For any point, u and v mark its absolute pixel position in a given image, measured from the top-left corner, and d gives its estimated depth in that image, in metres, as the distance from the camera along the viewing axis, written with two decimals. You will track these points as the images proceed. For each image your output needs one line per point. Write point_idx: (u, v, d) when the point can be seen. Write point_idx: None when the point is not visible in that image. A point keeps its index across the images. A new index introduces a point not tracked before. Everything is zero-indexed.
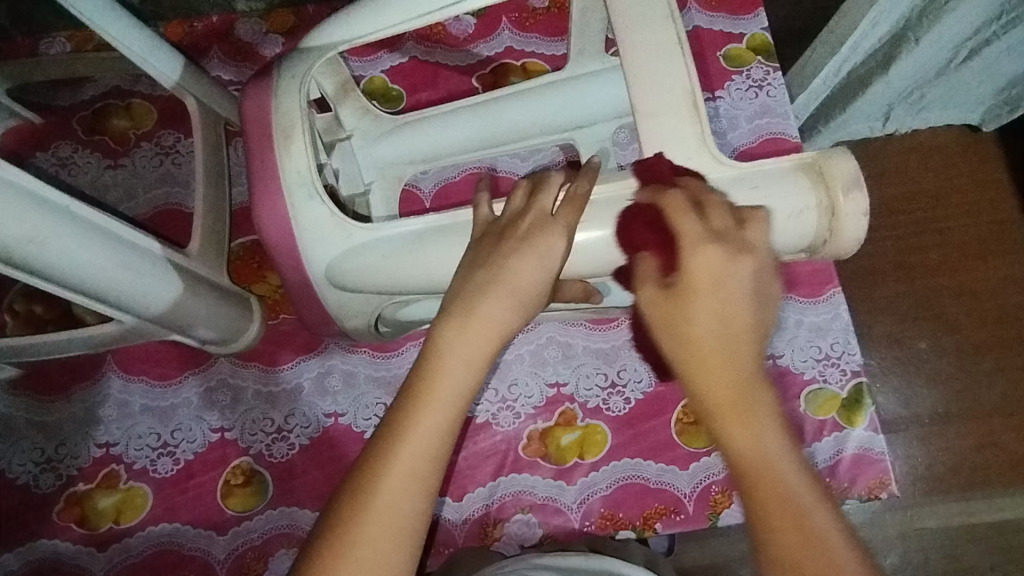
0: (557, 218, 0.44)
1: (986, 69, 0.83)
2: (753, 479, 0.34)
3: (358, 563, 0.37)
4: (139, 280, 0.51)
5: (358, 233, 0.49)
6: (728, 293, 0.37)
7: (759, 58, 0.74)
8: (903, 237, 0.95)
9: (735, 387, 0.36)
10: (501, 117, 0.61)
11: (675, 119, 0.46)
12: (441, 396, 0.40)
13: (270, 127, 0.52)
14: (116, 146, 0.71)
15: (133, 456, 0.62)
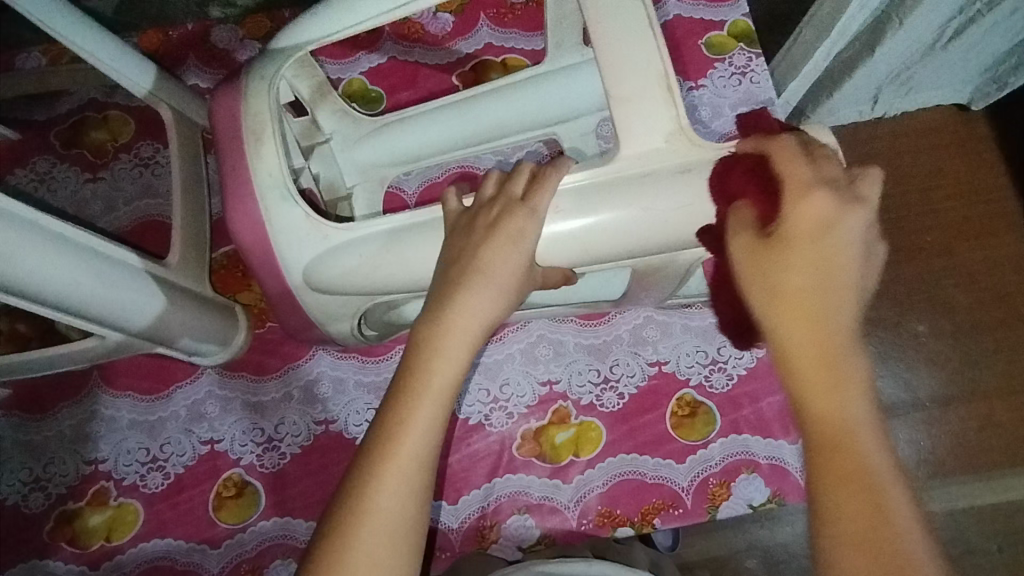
0: (526, 202, 0.45)
1: (973, 47, 0.82)
2: (830, 442, 0.34)
3: (358, 564, 0.38)
4: (118, 294, 0.50)
5: (335, 236, 0.49)
6: (834, 242, 0.37)
7: (741, 44, 0.73)
8: (898, 220, 0.94)
9: (826, 346, 0.35)
10: (481, 115, 0.60)
11: (650, 104, 0.45)
12: (425, 392, 0.41)
13: (244, 132, 0.51)
14: (95, 159, 0.70)
15: (122, 473, 0.61)
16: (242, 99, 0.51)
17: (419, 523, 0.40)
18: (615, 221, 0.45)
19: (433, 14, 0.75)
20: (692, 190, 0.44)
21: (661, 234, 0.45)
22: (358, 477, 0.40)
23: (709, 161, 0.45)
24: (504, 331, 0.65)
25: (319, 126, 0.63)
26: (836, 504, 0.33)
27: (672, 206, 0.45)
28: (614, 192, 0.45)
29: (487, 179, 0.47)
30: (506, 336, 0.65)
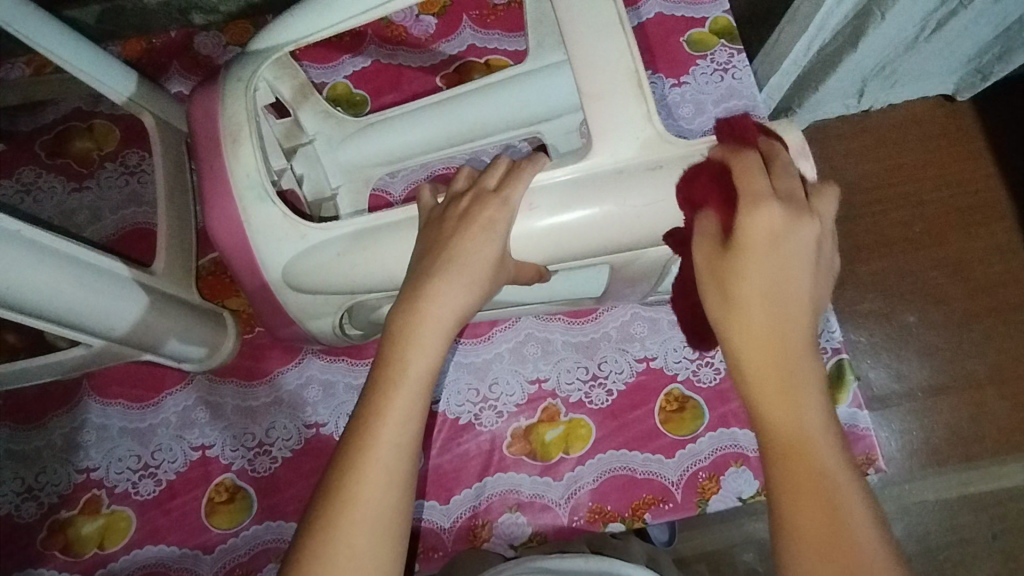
0: (498, 193, 0.46)
1: (956, 38, 0.83)
2: (785, 449, 0.36)
3: (341, 556, 0.38)
4: (102, 301, 0.50)
5: (313, 233, 0.49)
6: (784, 254, 0.37)
7: (722, 41, 0.73)
8: (884, 212, 0.95)
9: (781, 358, 0.37)
10: (464, 115, 0.61)
11: (619, 99, 0.46)
12: (402, 381, 0.42)
13: (225, 138, 0.51)
14: (80, 168, 0.70)
15: (114, 480, 0.62)
16: (222, 106, 0.52)
17: (402, 512, 0.40)
18: (591, 215, 0.46)
19: (416, 17, 0.75)
20: (665, 184, 0.45)
21: (639, 229, 0.46)
22: (340, 469, 0.40)
23: (681, 156, 0.46)
24: (493, 330, 0.66)
25: (302, 127, 0.63)
26: (792, 511, 0.35)
27: (648, 200, 0.45)
28: (590, 186, 0.46)
29: (460, 173, 0.49)
30: (494, 336, 0.66)
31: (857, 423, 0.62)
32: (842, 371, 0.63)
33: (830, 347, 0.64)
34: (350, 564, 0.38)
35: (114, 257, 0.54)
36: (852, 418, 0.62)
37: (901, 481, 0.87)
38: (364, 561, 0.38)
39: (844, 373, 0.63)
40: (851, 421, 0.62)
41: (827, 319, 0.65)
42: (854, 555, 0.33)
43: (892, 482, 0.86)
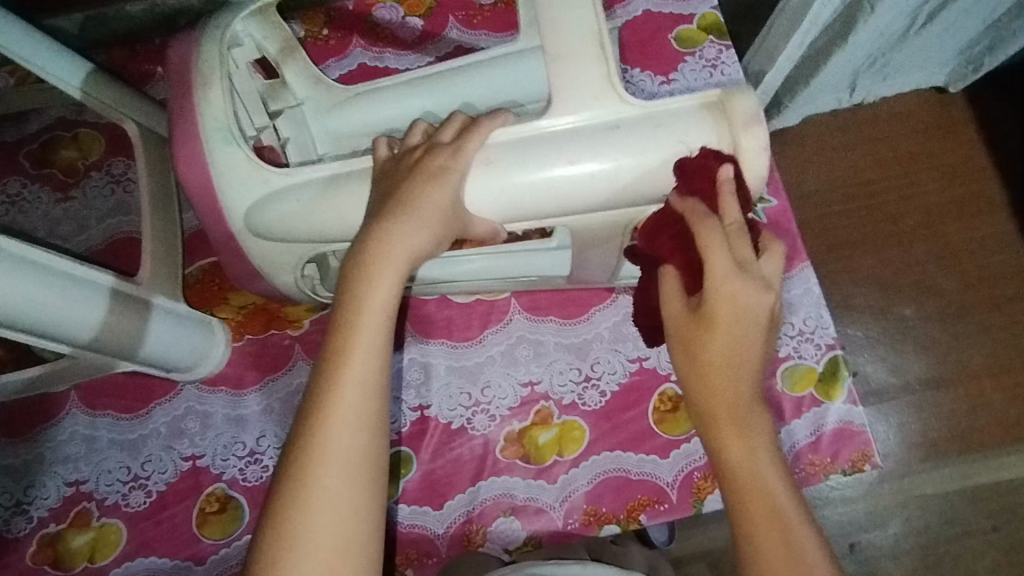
0: (454, 146, 0.46)
1: (947, 31, 0.83)
2: (745, 493, 0.41)
3: (315, 497, 0.39)
4: (76, 311, 0.50)
5: (275, 178, 0.48)
6: (744, 326, 0.41)
7: (711, 37, 0.73)
8: (876, 203, 0.95)
9: (739, 407, 0.42)
10: (458, 89, 0.58)
11: (581, 59, 0.46)
12: (363, 312, 0.42)
13: (202, 136, 0.49)
14: (66, 178, 0.70)
15: (103, 492, 0.61)
16: (197, 109, 0.49)
17: (379, 450, 0.41)
18: (551, 174, 0.45)
19: (402, 19, 0.75)
20: (621, 144, 0.45)
21: (595, 192, 0.46)
22: (309, 410, 0.41)
23: (640, 118, 0.45)
24: (484, 332, 0.65)
25: (288, 87, 0.60)
26: (755, 553, 0.41)
27: (604, 164, 0.45)
28: (549, 145, 0.45)
29: (416, 128, 0.49)
30: (486, 338, 0.65)
31: (853, 419, 0.61)
32: (837, 367, 0.63)
33: (823, 344, 0.64)
34: (327, 505, 0.39)
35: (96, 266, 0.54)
36: (847, 415, 0.61)
37: (901, 475, 0.86)
38: (341, 501, 0.39)
39: (838, 369, 0.63)
40: (847, 417, 0.61)
41: (821, 314, 0.64)
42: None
43: (891, 476, 0.86)
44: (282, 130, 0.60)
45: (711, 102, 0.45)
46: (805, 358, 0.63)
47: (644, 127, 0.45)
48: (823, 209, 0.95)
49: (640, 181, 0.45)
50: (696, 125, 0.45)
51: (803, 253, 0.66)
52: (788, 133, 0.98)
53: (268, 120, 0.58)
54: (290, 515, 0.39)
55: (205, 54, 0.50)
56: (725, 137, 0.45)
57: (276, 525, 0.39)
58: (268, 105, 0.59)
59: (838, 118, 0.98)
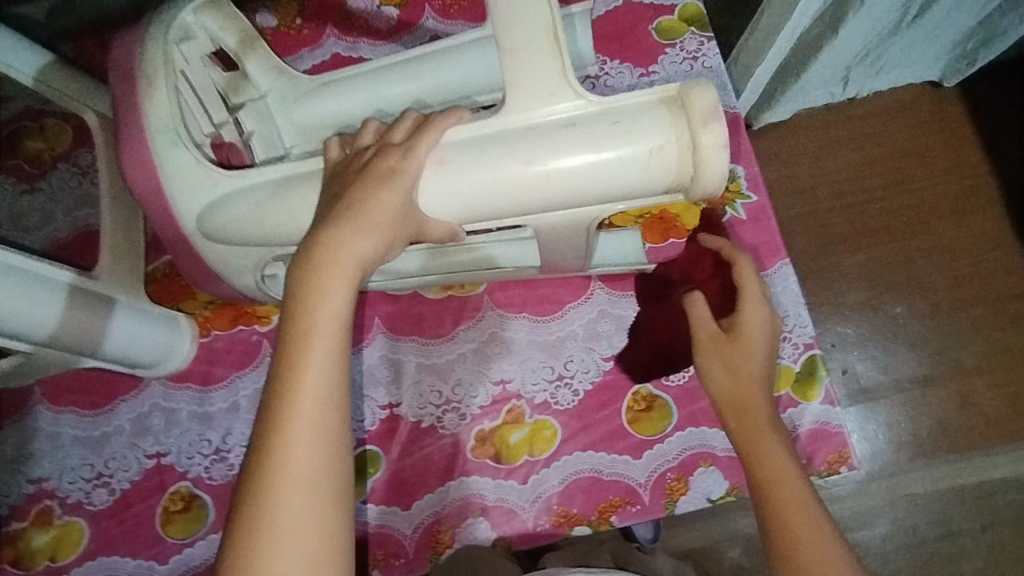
0: (403, 144, 0.45)
1: (940, 23, 0.81)
2: (770, 481, 0.47)
3: (281, 523, 0.38)
4: (32, 307, 0.50)
5: (224, 182, 0.49)
6: (760, 346, 0.52)
7: (692, 29, 0.71)
8: (863, 203, 0.93)
9: (763, 413, 0.50)
10: (422, 78, 0.57)
11: (535, 52, 0.44)
12: (314, 323, 0.41)
13: (148, 134, 0.49)
14: (32, 169, 0.68)
15: (66, 490, 0.60)
16: (141, 107, 0.50)
17: (343, 467, 0.40)
18: (512, 174, 0.44)
19: (377, 7, 0.73)
20: (575, 141, 0.43)
21: (552, 192, 0.45)
22: (266, 430, 0.39)
23: (597, 114, 0.44)
24: (456, 329, 0.64)
25: (250, 78, 0.59)
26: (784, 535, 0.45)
27: (560, 164, 0.44)
28: (503, 144, 0.44)
29: (368, 127, 0.48)
30: (458, 335, 0.64)
31: (829, 420, 0.60)
32: (814, 367, 0.62)
33: (801, 343, 0.62)
34: (295, 531, 0.38)
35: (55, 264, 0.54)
36: (824, 415, 0.60)
37: (889, 474, 0.85)
38: (310, 524, 0.38)
39: (816, 368, 0.62)
40: (823, 418, 0.60)
41: (799, 313, 0.63)
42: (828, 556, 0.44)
43: (879, 476, 0.85)
44: (245, 124, 0.59)
45: (670, 96, 0.44)
46: (783, 358, 0.62)
47: (600, 123, 0.44)
48: (811, 206, 0.93)
49: (596, 180, 0.44)
50: (655, 121, 0.43)
51: (782, 250, 0.65)
52: (777, 128, 0.97)
53: (228, 115, 0.57)
54: (255, 546, 0.37)
55: (148, 53, 0.51)
56: (684, 133, 0.43)
57: (239, 552, 0.37)
58: (229, 99, 0.58)
59: (826, 115, 0.97)
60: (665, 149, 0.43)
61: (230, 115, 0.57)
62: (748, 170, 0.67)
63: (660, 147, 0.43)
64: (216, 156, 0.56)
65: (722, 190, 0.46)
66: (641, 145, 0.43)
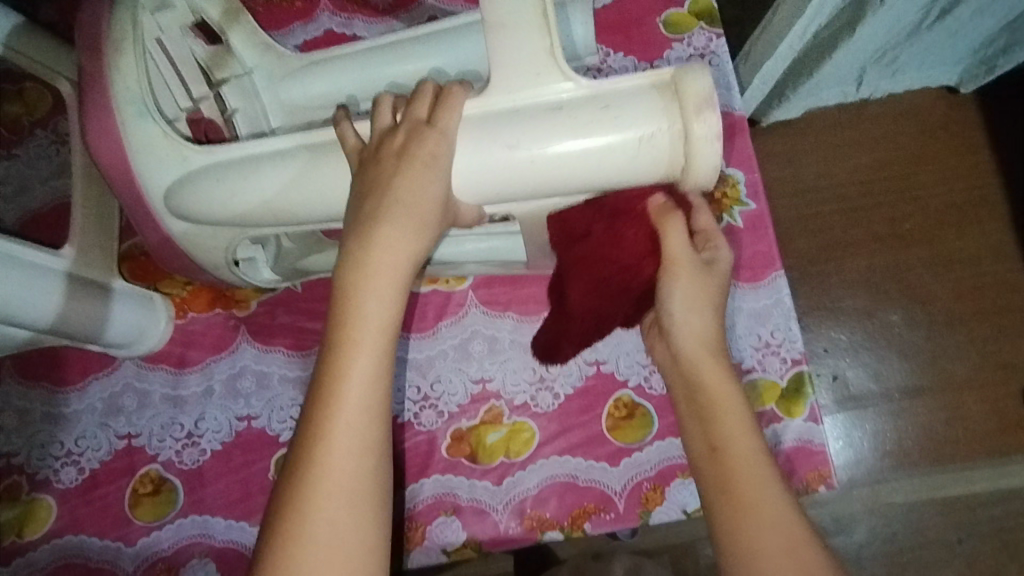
0: (430, 124, 0.44)
1: (961, 26, 0.78)
2: (721, 443, 0.46)
3: (320, 531, 0.39)
4: (22, 292, 0.50)
5: (194, 156, 0.48)
6: (699, 286, 0.50)
7: (701, 23, 0.68)
8: (876, 207, 0.91)
9: (721, 379, 0.48)
10: (412, 59, 0.55)
11: (523, 31, 0.43)
12: (360, 333, 0.43)
13: (114, 106, 0.47)
14: (8, 134, 0.66)
15: (35, 467, 0.59)
16: (108, 77, 0.47)
17: (379, 478, 0.42)
18: (522, 154, 0.43)
19: None
20: (564, 126, 0.42)
21: (537, 177, 0.43)
22: (310, 434, 0.41)
23: (585, 97, 0.43)
24: (439, 324, 0.63)
25: (234, 53, 0.56)
26: (732, 506, 0.44)
27: (548, 146, 0.42)
28: (495, 125, 0.43)
29: (383, 104, 0.47)
30: (440, 331, 0.63)
31: (812, 438, 0.59)
32: (801, 383, 0.60)
33: (789, 357, 0.61)
34: (332, 538, 0.39)
35: (42, 248, 0.54)
36: (808, 432, 0.59)
37: (871, 482, 0.85)
38: (346, 532, 0.40)
39: (803, 385, 0.60)
40: (806, 435, 0.59)
41: (790, 327, 0.62)
42: (780, 523, 0.43)
43: (861, 483, 0.84)
44: (228, 101, 0.56)
45: (663, 80, 0.43)
46: (769, 372, 0.61)
47: (589, 108, 0.42)
48: (814, 208, 0.91)
49: (583, 169, 0.43)
50: (646, 106, 0.42)
51: (778, 261, 0.63)
52: (783, 127, 0.94)
53: (210, 90, 0.55)
54: (294, 549, 0.39)
55: (127, 24, 0.48)
56: (676, 119, 0.42)
57: (277, 553, 0.39)
58: (212, 75, 0.56)
59: (836, 113, 0.94)
60: (655, 138, 0.42)
61: (211, 91, 0.55)
62: (748, 176, 0.65)
63: (652, 135, 0.42)
64: (190, 130, 0.54)
65: (716, 181, 0.45)
66: (630, 133, 0.42)
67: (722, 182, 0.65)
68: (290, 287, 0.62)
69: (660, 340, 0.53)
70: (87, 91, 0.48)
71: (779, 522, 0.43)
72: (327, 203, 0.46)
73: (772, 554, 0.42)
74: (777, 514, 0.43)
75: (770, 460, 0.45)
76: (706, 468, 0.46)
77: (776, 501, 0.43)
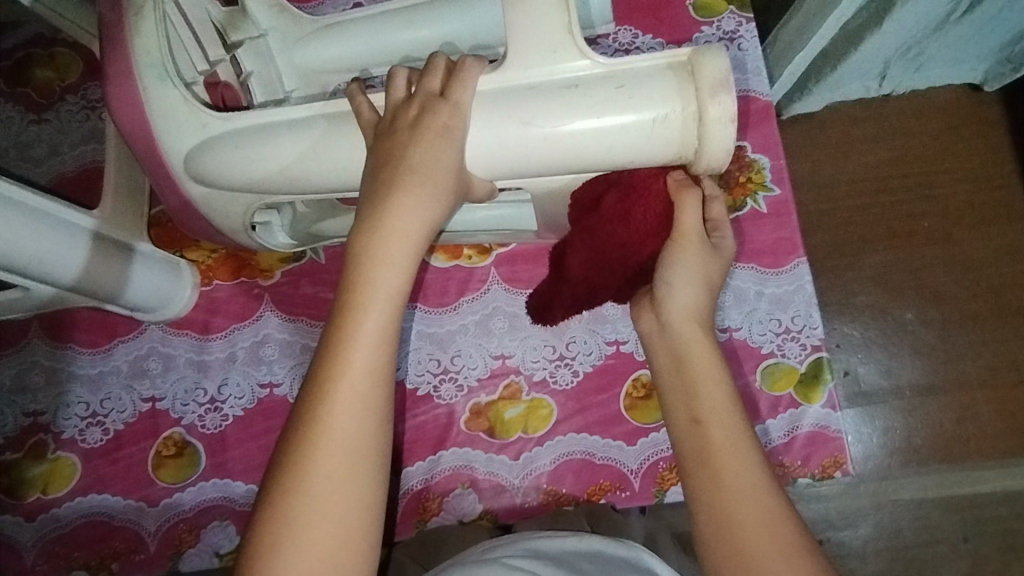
0: (447, 96, 0.44)
1: (988, 23, 0.78)
2: (700, 411, 0.46)
3: (317, 486, 0.40)
4: (48, 249, 0.51)
5: (213, 125, 0.48)
6: (693, 255, 0.49)
7: (732, 7, 0.68)
8: (892, 204, 0.90)
9: (708, 351, 0.48)
10: (427, 24, 0.55)
11: (543, 6, 0.43)
12: (371, 296, 0.43)
13: (139, 66, 0.48)
14: (40, 99, 0.67)
15: (61, 426, 0.60)
16: (131, 36, 0.48)
17: (380, 439, 0.42)
18: (536, 131, 0.43)
19: None
20: (578, 103, 0.43)
21: (551, 153, 0.44)
22: (315, 392, 0.42)
23: (600, 76, 0.43)
24: (460, 300, 0.63)
25: (249, 15, 0.56)
26: (707, 479, 0.44)
27: (562, 123, 0.43)
28: (512, 100, 0.44)
29: (398, 77, 0.47)
30: (461, 306, 0.63)
31: (829, 424, 0.59)
32: (820, 370, 0.60)
33: (809, 344, 0.61)
34: (330, 489, 0.40)
35: (70, 205, 0.55)
36: (824, 419, 0.59)
37: (880, 477, 0.84)
38: (344, 488, 0.40)
39: (822, 371, 0.60)
40: (823, 421, 0.59)
41: (811, 314, 0.62)
42: (758, 499, 0.43)
43: (869, 478, 0.84)
44: (244, 64, 0.57)
45: (679, 61, 0.43)
46: (788, 357, 0.61)
47: (602, 87, 0.43)
48: (831, 201, 0.91)
49: (596, 148, 0.43)
50: (660, 87, 0.42)
51: (801, 248, 0.63)
52: (805, 120, 0.94)
53: (225, 53, 0.55)
54: (294, 499, 0.40)
55: None
56: (690, 102, 0.42)
57: (278, 505, 0.40)
58: (226, 36, 0.55)
59: (855, 108, 0.93)
60: (669, 118, 0.42)
61: (226, 53, 0.55)
62: (774, 162, 0.65)
63: (665, 116, 0.42)
64: (208, 95, 0.54)
65: (726, 164, 0.45)
66: (646, 113, 0.42)
67: (747, 167, 0.65)
68: (314, 256, 0.63)
69: (648, 309, 0.51)
70: (112, 50, 0.48)
71: (747, 488, 0.43)
72: (341, 174, 0.47)
73: (745, 522, 0.42)
74: (753, 490, 0.43)
75: (747, 431, 0.46)
76: (688, 441, 0.46)
77: (753, 475, 0.44)
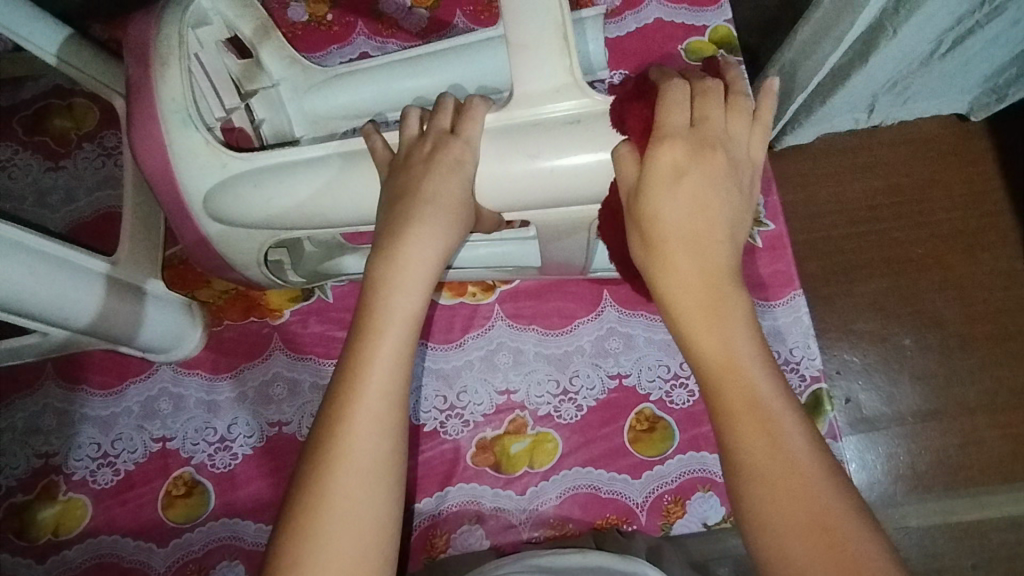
0: (458, 133, 0.46)
1: (972, 58, 0.81)
2: (714, 369, 0.37)
3: (335, 511, 0.39)
4: (64, 295, 0.52)
5: (234, 163, 0.50)
6: (667, 191, 0.40)
7: (722, 51, 0.71)
8: (885, 232, 0.93)
9: (701, 273, 0.39)
10: (432, 72, 0.58)
11: (547, 51, 0.45)
12: (387, 320, 0.43)
13: (160, 118, 0.50)
14: (58, 147, 0.69)
15: (73, 467, 0.61)
16: (154, 91, 0.50)
17: (395, 461, 0.42)
18: (545, 164, 0.46)
19: (408, 10, 0.73)
20: (583, 138, 0.46)
21: (557, 185, 0.47)
22: (331, 417, 0.42)
23: (600, 112, 0.46)
24: (465, 336, 0.65)
25: (263, 68, 0.60)
26: (738, 451, 0.35)
27: (571, 157, 0.46)
28: (516, 136, 0.46)
29: (410, 115, 0.49)
30: (466, 343, 0.65)
31: (831, 455, 0.60)
32: (820, 401, 0.61)
33: (808, 374, 0.62)
34: (347, 513, 0.40)
35: (85, 251, 0.56)
36: None
37: (885, 504, 0.84)
38: (360, 506, 0.40)
39: (821, 403, 0.61)
40: None
41: (808, 345, 0.63)
42: (794, 474, 0.34)
43: (875, 505, 0.84)
44: (257, 112, 0.60)
45: None
46: (788, 389, 0.62)
47: (605, 121, 0.46)
48: (827, 230, 0.93)
49: (602, 178, 0.46)
50: None
51: (796, 280, 0.65)
52: (795, 152, 0.96)
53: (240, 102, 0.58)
54: (309, 522, 0.39)
55: (170, 38, 0.51)
56: None
57: (296, 531, 0.39)
58: (242, 87, 0.59)
59: (845, 138, 0.96)
60: None
61: (241, 102, 0.58)
62: (768, 198, 0.67)
63: None
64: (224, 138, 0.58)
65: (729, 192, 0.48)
66: None
67: None
68: (322, 295, 0.65)
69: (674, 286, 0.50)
70: (135, 104, 0.51)
71: (782, 461, 0.35)
72: (356, 207, 0.49)
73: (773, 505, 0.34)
74: (783, 467, 0.35)
75: (766, 368, 0.37)
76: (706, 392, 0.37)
77: (784, 439, 0.35)
